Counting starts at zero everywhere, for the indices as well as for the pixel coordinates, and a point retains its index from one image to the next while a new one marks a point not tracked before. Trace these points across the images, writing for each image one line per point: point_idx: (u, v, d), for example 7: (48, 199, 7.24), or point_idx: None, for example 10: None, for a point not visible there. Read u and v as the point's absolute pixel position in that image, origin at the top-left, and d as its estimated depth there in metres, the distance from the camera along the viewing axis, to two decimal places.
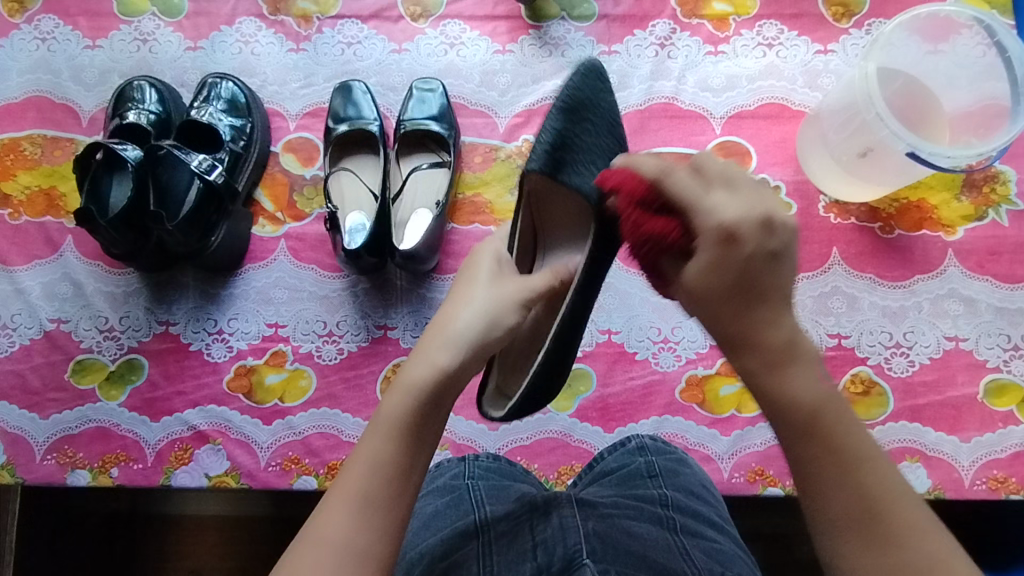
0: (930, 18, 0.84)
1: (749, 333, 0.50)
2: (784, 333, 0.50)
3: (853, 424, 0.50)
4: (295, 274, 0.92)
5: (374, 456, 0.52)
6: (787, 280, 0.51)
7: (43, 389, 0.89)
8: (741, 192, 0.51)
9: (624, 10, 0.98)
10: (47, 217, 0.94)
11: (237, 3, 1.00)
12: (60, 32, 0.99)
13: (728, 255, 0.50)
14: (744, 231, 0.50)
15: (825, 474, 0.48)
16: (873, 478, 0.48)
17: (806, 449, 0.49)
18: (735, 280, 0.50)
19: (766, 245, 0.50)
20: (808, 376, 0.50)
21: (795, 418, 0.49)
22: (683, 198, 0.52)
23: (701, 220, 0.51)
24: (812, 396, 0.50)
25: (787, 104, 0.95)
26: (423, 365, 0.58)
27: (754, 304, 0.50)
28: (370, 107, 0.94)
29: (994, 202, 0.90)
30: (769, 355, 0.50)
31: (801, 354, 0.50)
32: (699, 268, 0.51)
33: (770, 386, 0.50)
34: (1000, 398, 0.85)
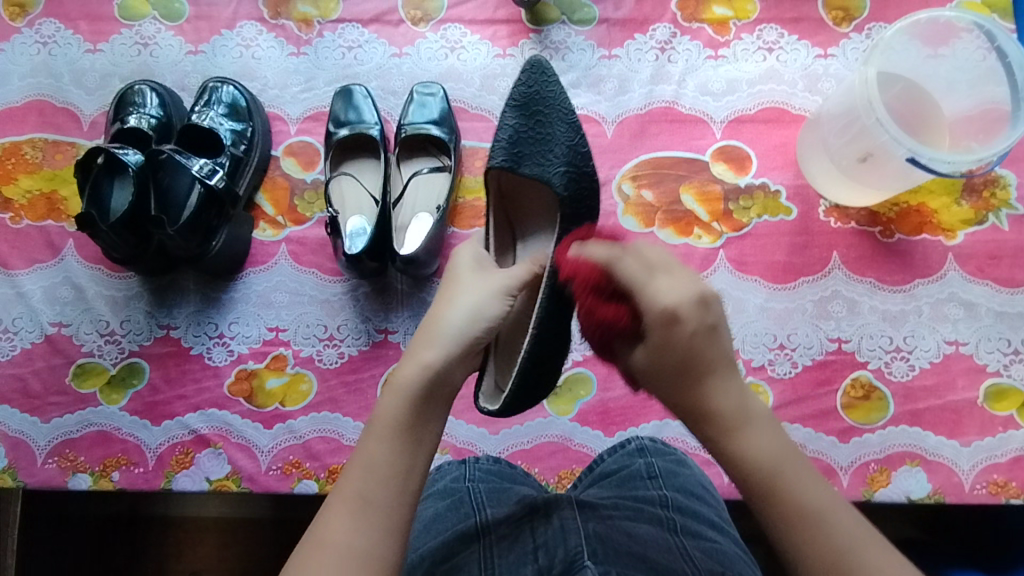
0: (930, 24, 0.84)
1: (703, 406, 0.54)
2: (735, 400, 0.54)
3: (812, 479, 0.51)
4: (296, 278, 0.93)
5: (372, 461, 0.53)
6: (726, 350, 0.55)
7: (44, 394, 0.89)
8: (676, 277, 0.56)
9: (624, 14, 0.98)
10: (48, 221, 0.94)
11: (238, 7, 1.00)
12: (61, 36, 0.99)
13: (671, 334, 0.54)
14: (685, 312, 0.54)
15: (792, 533, 0.49)
16: (840, 530, 0.49)
17: (767, 509, 0.51)
18: (682, 357, 0.54)
19: (704, 319, 0.55)
20: (763, 438, 0.53)
21: (754, 479, 0.51)
22: (631, 285, 0.56)
23: (647, 305, 0.55)
24: (770, 456, 0.52)
25: (787, 108, 0.95)
26: (412, 365, 0.58)
27: (702, 376, 0.54)
28: (370, 111, 0.94)
29: (994, 206, 0.90)
30: (724, 421, 0.53)
31: (752, 417, 0.54)
32: (651, 351, 0.55)
33: (727, 450, 0.53)
34: (1000, 402, 0.85)
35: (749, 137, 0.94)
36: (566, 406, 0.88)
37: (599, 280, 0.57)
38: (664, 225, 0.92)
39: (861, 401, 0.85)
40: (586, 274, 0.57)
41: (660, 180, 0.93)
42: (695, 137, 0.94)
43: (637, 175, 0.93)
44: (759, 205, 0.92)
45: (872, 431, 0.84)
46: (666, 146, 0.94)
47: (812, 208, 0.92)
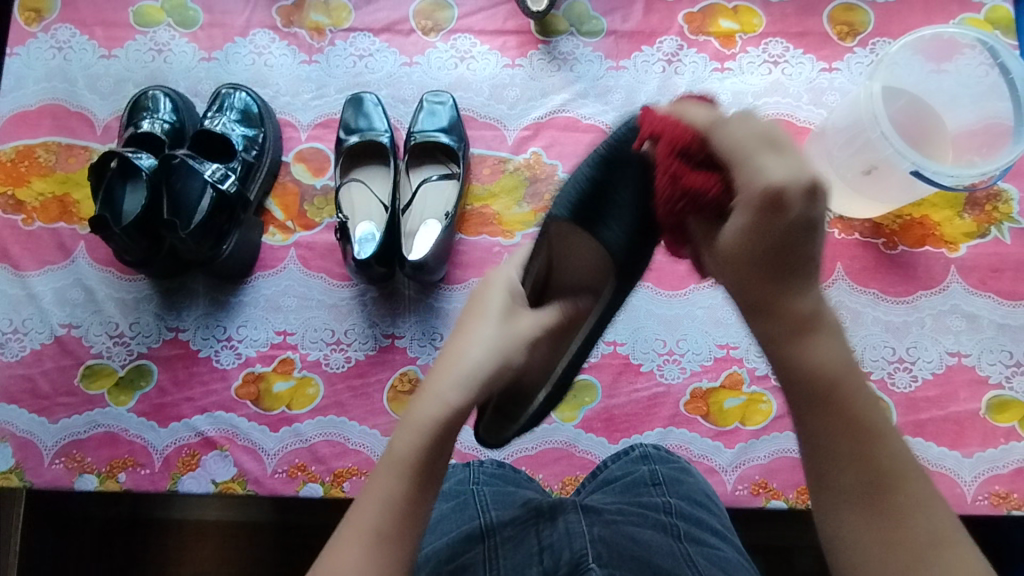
0: (933, 39, 0.85)
1: (772, 300, 0.56)
2: (808, 304, 0.56)
3: (867, 397, 0.55)
4: (305, 282, 0.93)
5: (388, 499, 0.54)
6: (815, 252, 0.56)
7: (53, 394, 0.90)
8: (789, 158, 0.54)
9: (632, 26, 0.99)
10: (61, 223, 0.96)
11: (251, 16, 1.01)
12: (76, 42, 1.01)
13: (769, 221, 0.53)
14: (792, 197, 0.53)
15: (839, 443, 0.53)
16: (883, 449, 0.53)
17: (819, 414, 0.54)
18: (768, 246, 0.54)
19: (807, 213, 0.54)
20: (831, 345, 0.56)
21: (812, 384, 0.55)
22: (729, 153, 0.55)
23: (746, 181, 0.54)
24: (832, 363, 0.55)
25: (792, 120, 0.96)
26: (432, 403, 0.58)
27: (782, 273, 0.56)
28: (380, 118, 0.95)
29: (997, 219, 0.91)
30: (792, 323, 0.56)
31: (824, 325, 0.56)
32: (736, 232, 0.55)
33: (792, 352, 0.56)
34: (1002, 414, 0.85)
35: None
36: (571, 412, 0.88)
37: (689, 144, 0.57)
38: None
39: None
40: (682, 137, 0.57)
41: None
42: None
43: None
44: None
45: None
46: None
47: None
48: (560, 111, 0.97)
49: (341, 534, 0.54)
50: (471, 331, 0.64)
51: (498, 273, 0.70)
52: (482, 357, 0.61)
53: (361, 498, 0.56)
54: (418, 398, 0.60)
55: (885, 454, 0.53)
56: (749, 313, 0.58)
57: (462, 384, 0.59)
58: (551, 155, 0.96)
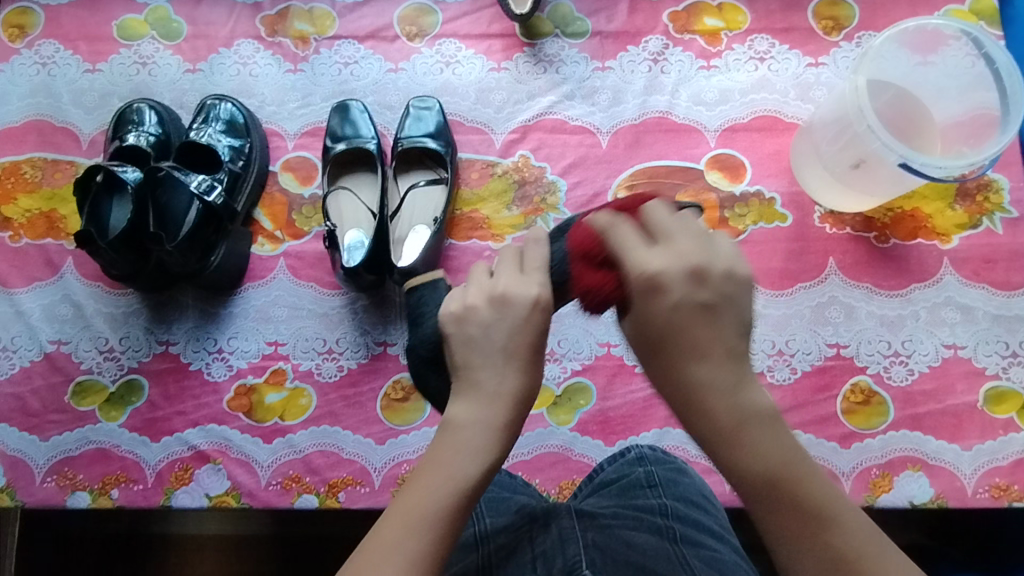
0: (919, 32, 0.85)
1: (691, 392, 0.50)
2: (729, 397, 0.50)
3: (814, 480, 0.49)
4: (295, 292, 0.93)
5: (442, 526, 0.48)
6: (729, 333, 0.51)
7: (43, 411, 0.89)
8: (673, 246, 0.52)
9: (617, 27, 0.99)
10: (48, 239, 0.95)
11: (235, 26, 1.01)
12: (60, 56, 1.00)
13: (656, 303, 0.51)
14: (670, 280, 0.51)
15: (794, 540, 0.47)
16: (841, 534, 0.47)
17: (767, 514, 0.48)
18: (660, 332, 0.51)
19: (694, 297, 0.51)
20: (762, 436, 0.49)
21: (751, 482, 0.49)
22: (618, 248, 0.53)
23: (630, 270, 0.52)
24: (769, 460, 0.49)
25: (780, 116, 0.96)
26: (489, 431, 0.53)
27: (688, 361, 0.50)
28: (366, 125, 0.94)
29: (988, 210, 0.91)
30: (717, 419, 0.50)
31: (752, 418, 0.50)
32: (634, 322, 0.52)
33: (726, 457, 0.50)
34: (1000, 405, 0.85)
35: (742, 146, 0.95)
36: (566, 415, 0.88)
37: (595, 247, 0.56)
38: None
39: (861, 406, 0.85)
40: (587, 242, 0.56)
41: (654, 189, 0.94)
42: (690, 146, 0.95)
43: (633, 185, 0.94)
44: (754, 213, 0.92)
45: (872, 436, 0.84)
46: (661, 155, 0.95)
47: (807, 215, 0.92)
48: (547, 113, 0.97)
49: (374, 543, 0.47)
50: (511, 357, 0.55)
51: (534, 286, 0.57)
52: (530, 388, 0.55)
53: (401, 512, 0.49)
54: (464, 421, 0.53)
55: (843, 538, 0.46)
56: (674, 409, 0.52)
57: (516, 419, 0.54)
58: (539, 158, 0.95)
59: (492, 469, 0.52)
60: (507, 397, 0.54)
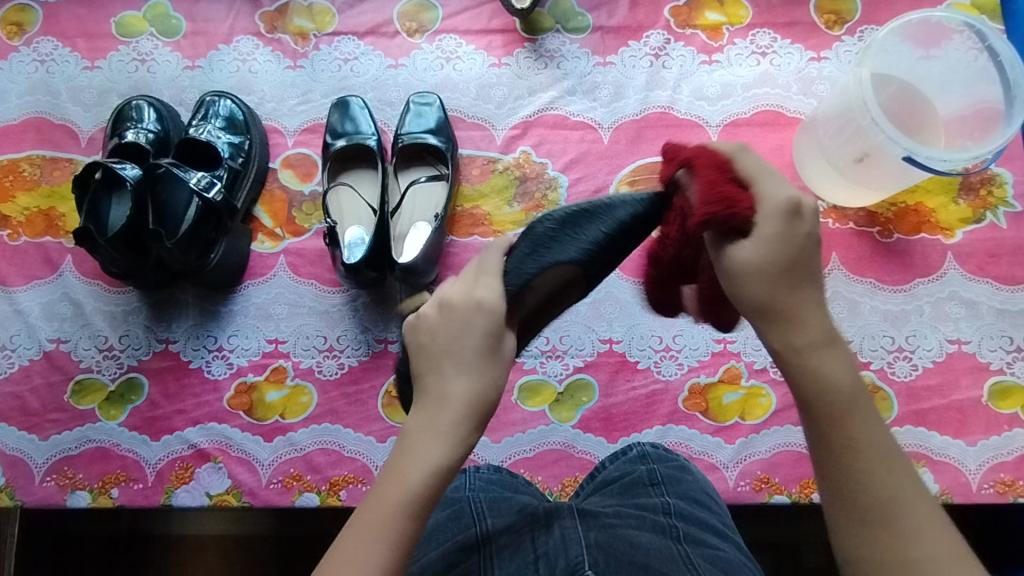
0: (922, 25, 0.84)
1: (794, 308, 0.52)
2: (818, 323, 0.52)
3: (878, 418, 0.51)
4: (295, 289, 0.92)
5: (392, 535, 0.49)
6: (820, 275, 0.53)
7: (43, 410, 0.88)
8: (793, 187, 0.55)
9: (618, 22, 0.99)
10: (47, 237, 0.94)
11: (234, 22, 1.00)
12: (59, 54, 1.00)
13: (790, 227, 0.52)
14: (806, 212, 0.53)
15: (849, 461, 0.50)
16: (893, 473, 0.49)
17: (829, 438, 0.50)
18: (787, 253, 0.52)
19: (814, 235, 0.53)
20: (841, 365, 0.51)
21: (824, 404, 0.50)
22: (755, 171, 0.54)
23: (770, 193, 0.53)
24: (843, 387, 0.51)
25: (782, 111, 0.95)
26: (443, 439, 0.52)
27: (800, 283, 0.52)
28: (367, 121, 0.94)
29: (992, 204, 0.91)
30: (809, 335, 0.52)
31: (834, 346, 0.52)
32: (760, 243, 0.52)
33: (805, 371, 0.51)
34: (1004, 400, 0.84)
35: (744, 141, 0.95)
36: (568, 412, 0.87)
37: (722, 164, 0.55)
38: None
39: None
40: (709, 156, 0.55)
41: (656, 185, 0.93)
42: (692, 141, 0.95)
43: (635, 180, 0.93)
44: None
45: None
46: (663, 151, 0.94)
47: None
48: (548, 109, 0.96)
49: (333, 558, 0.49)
50: (463, 362, 0.55)
51: (486, 292, 0.58)
52: (485, 393, 0.55)
53: (359, 526, 0.49)
54: (415, 429, 0.54)
55: (896, 478, 0.49)
56: (763, 322, 0.53)
57: (468, 420, 0.54)
58: (540, 153, 0.95)
59: (442, 477, 0.51)
60: (461, 402, 0.54)
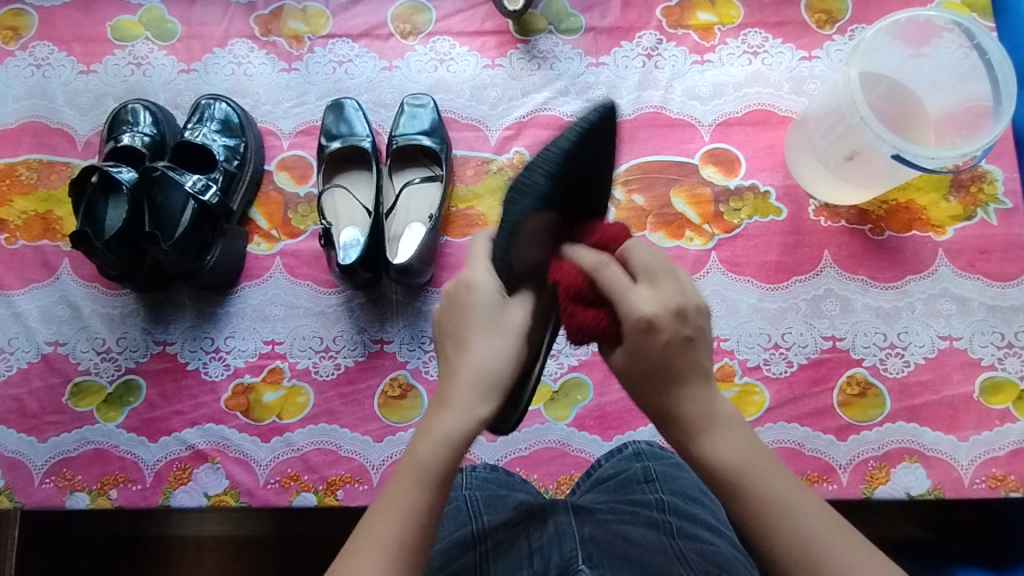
0: (911, 23, 0.85)
1: (681, 405, 0.53)
2: (701, 400, 0.53)
3: (779, 480, 0.50)
4: (292, 291, 0.93)
5: (405, 509, 0.49)
6: (699, 358, 0.53)
7: (41, 413, 0.89)
8: (660, 288, 0.54)
9: (611, 22, 0.99)
10: (44, 240, 0.95)
11: (229, 26, 1.01)
12: (55, 58, 1.01)
13: (648, 342, 0.52)
14: (663, 320, 0.52)
15: (764, 526, 0.49)
16: (806, 526, 0.48)
17: (733, 508, 0.50)
18: (654, 361, 0.52)
19: (681, 332, 0.52)
20: (731, 437, 0.52)
21: (722, 485, 0.51)
22: (611, 292, 0.54)
23: (625, 313, 0.53)
24: (734, 460, 0.51)
25: (774, 110, 0.96)
26: (455, 415, 0.52)
27: (674, 382, 0.52)
28: (361, 123, 0.95)
29: (982, 201, 0.91)
30: (692, 419, 0.52)
31: (718, 420, 0.53)
32: (626, 355, 0.54)
33: (696, 455, 0.52)
34: (996, 395, 0.85)
35: (737, 140, 0.95)
36: (563, 411, 0.88)
37: (580, 287, 0.56)
38: (656, 228, 0.92)
39: (857, 399, 0.85)
40: (572, 280, 0.57)
41: (650, 184, 0.94)
42: (684, 141, 0.95)
43: (628, 180, 0.94)
44: (749, 206, 0.93)
45: (869, 428, 0.84)
46: (655, 150, 0.95)
47: (802, 208, 0.92)
48: (542, 110, 0.97)
49: (357, 540, 0.49)
50: (471, 341, 0.56)
51: (476, 273, 0.58)
52: (496, 363, 0.55)
53: (380, 501, 0.51)
54: (429, 415, 0.54)
55: (807, 526, 0.48)
56: (654, 422, 0.54)
57: (479, 395, 0.53)
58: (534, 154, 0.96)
59: (452, 450, 0.51)
60: (473, 375, 0.54)
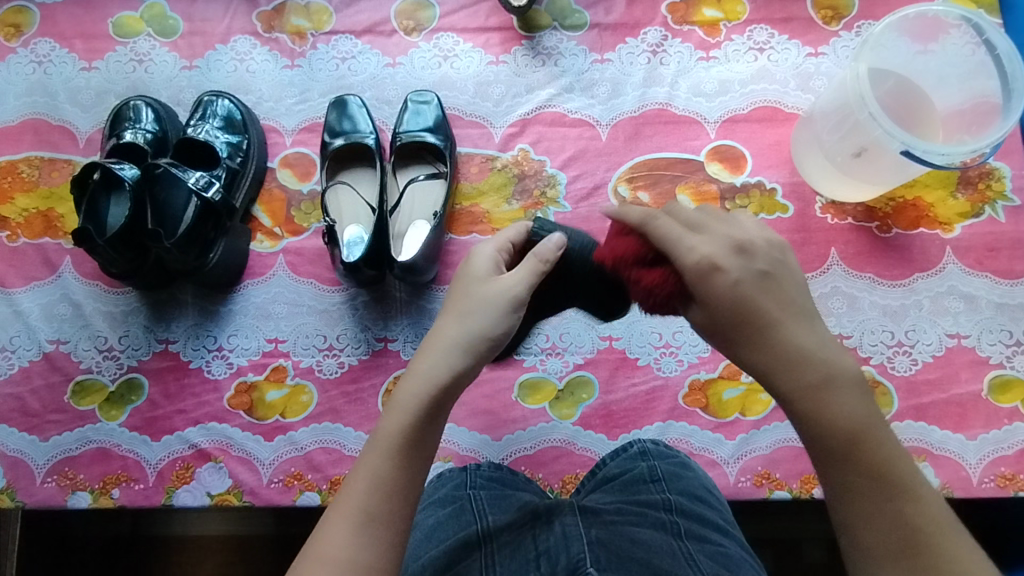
0: (919, 18, 0.85)
1: (780, 354, 0.53)
2: (817, 358, 0.53)
3: (893, 448, 0.51)
4: (295, 289, 0.92)
5: (377, 474, 0.52)
6: (795, 304, 0.55)
7: (43, 412, 0.88)
8: (710, 232, 0.56)
9: (616, 19, 0.99)
10: (45, 238, 0.94)
11: (232, 22, 1.00)
12: (56, 55, 1.00)
13: (716, 281, 0.54)
14: (725, 260, 0.55)
15: (868, 496, 0.50)
16: (913, 503, 0.49)
17: (842, 471, 0.51)
18: (739, 311, 0.54)
19: (748, 267, 0.55)
20: (849, 401, 0.52)
21: (833, 442, 0.51)
22: (666, 239, 0.57)
23: (679, 258, 0.56)
24: (849, 420, 0.51)
25: (780, 107, 0.96)
26: (417, 380, 0.56)
27: (767, 329, 0.54)
28: (364, 120, 0.94)
29: (990, 198, 0.91)
30: (806, 380, 0.53)
31: (838, 382, 0.53)
32: (703, 304, 0.56)
33: (810, 411, 0.52)
34: (1004, 394, 0.84)
35: (742, 137, 0.95)
36: (569, 410, 0.87)
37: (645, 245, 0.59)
38: None
39: None
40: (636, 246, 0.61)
41: (655, 181, 0.93)
42: (690, 138, 0.95)
43: (633, 177, 0.94)
44: (755, 204, 0.92)
45: None
46: (661, 147, 0.94)
47: (809, 205, 0.92)
48: (546, 106, 0.96)
49: (332, 510, 0.51)
50: (466, 307, 0.59)
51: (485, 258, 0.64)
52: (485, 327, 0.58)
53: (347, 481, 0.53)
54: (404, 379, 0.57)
55: (915, 507, 0.49)
56: (760, 377, 0.54)
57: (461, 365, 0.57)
58: (539, 151, 0.95)
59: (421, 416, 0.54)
60: (470, 300, 0.59)
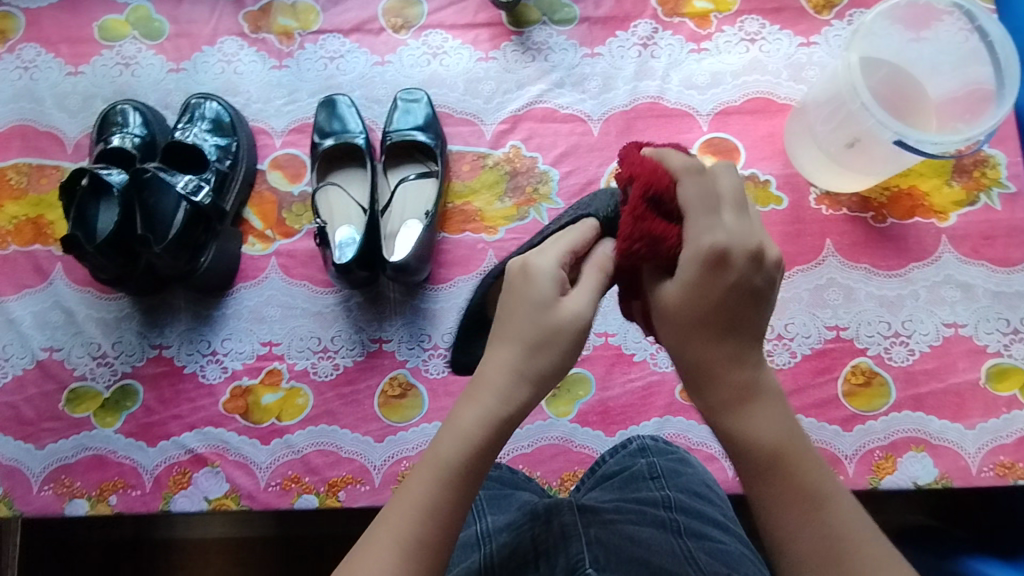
0: (910, 7, 0.84)
1: (708, 365, 0.52)
2: (747, 370, 0.52)
3: (815, 465, 0.52)
4: (288, 291, 0.92)
5: (427, 508, 0.49)
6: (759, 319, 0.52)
7: (37, 420, 0.88)
8: (744, 222, 0.52)
9: (605, 12, 0.98)
10: (36, 245, 0.94)
11: (218, 24, 1.00)
12: (42, 60, 0.99)
13: (716, 278, 0.50)
14: (735, 258, 0.50)
15: (791, 512, 0.50)
16: (836, 515, 0.50)
17: (769, 484, 0.51)
18: (708, 312, 0.51)
19: (751, 279, 0.51)
20: (772, 415, 0.52)
21: (755, 455, 0.51)
22: (693, 205, 0.51)
23: (697, 236, 0.51)
24: (774, 436, 0.51)
25: (773, 98, 0.95)
26: (473, 407, 0.51)
27: (722, 334, 0.51)
28: (354, 120, 0.93)
29: (985, 185, 0.90)
30: (731, 392, 0.52)
31: (764, 393, 0.52)
32: (680, 286, 0.51)
33: (731, 423, 0.52)
34: (1002, 382, 0.84)
35: (736, 129, 0.94)
36: (566, 407, 0.87)
37: (664, 189, 0.52)
38: None
39: (862, 388, 0.84)
40: (655, 175, 0.53)
41: None
42: (682, 131, 0.94)
43: None
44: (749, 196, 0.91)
45: (875, 417, 0.83)
46: (653, 141, 0.94)
47: (803, 197, 0.91)
48: (537, 102, 0.96)
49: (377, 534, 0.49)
50: (511, 334, 0.52)
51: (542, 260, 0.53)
52: (530, 366, 0.51)
53: (393, 503, 0.51)
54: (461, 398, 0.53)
55: (836, 517, 0.50)
56: (686, 376, 0.53)
57: (512, 410, 0.51)
58: (530, 148, 0.94)
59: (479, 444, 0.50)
60: (528, 323, 0.52)
